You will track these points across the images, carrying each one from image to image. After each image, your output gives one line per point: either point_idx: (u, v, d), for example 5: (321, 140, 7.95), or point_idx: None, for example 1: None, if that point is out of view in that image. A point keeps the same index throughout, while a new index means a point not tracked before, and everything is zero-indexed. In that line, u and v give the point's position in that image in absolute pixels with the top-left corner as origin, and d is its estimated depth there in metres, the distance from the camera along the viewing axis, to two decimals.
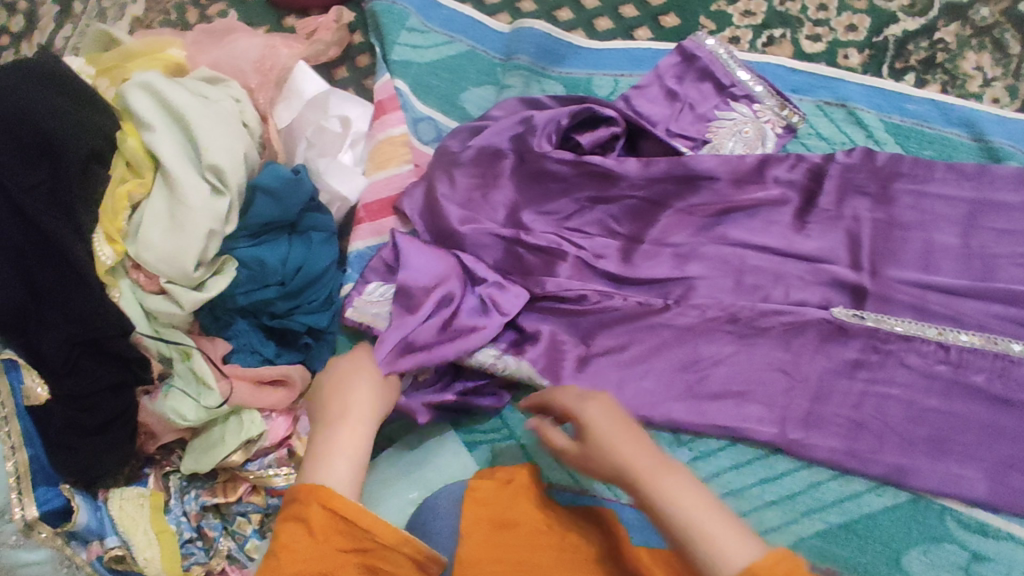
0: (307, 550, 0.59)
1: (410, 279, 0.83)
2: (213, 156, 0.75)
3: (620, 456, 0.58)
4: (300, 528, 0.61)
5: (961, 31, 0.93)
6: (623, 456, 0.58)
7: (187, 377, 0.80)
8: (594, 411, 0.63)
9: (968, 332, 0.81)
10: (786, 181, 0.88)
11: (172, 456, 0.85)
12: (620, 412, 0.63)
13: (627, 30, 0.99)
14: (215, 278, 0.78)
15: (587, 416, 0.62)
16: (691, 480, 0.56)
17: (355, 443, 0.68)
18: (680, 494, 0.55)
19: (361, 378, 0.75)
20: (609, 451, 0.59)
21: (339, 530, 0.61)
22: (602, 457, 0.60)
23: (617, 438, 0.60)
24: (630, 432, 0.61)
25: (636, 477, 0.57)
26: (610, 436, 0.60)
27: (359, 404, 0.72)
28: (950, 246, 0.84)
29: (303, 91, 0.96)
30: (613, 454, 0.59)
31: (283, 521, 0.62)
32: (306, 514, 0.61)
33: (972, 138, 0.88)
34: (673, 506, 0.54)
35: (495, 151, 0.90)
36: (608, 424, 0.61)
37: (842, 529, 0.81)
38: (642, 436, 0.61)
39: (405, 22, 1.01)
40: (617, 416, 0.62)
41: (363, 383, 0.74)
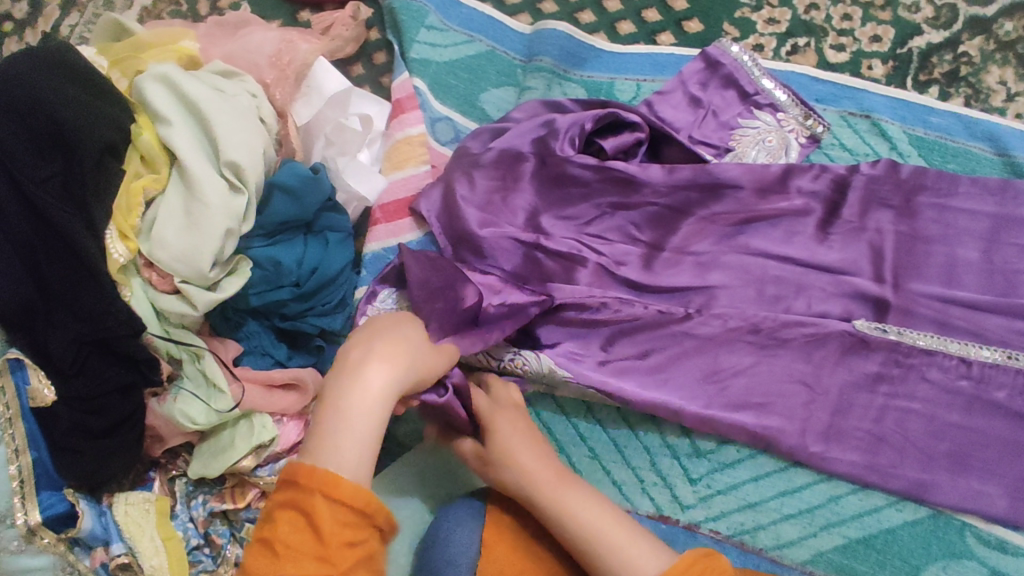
0: (311, 544, 0.56)
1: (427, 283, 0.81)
2: (231, 153, 0.73)
3: (531, 472, 0.67)
4: (300, 519, 0.57)
5: (985, 45, 0.93)
6: (535, 472, 0.68)
7: (197, 379, 0.77)
8: (503, 429, 0.71)
9: (991, 348, 0.79)
10: (810, 191, 0.86)
11: (179, 460, 0.83)
12: (521, 425, 0.72)
13: (650, 34, 0.98)
14: (230, 279, 0.76)
15: (501, 430, 0.70)
16: (594, 499, 0.67)
17: (366, 431, 0.61)
18: (587, 510, 0.65)
19: (380, 349, 0.65)
20: (521, 471, 0.68)
21: (343, 519, 0.57)
22: (512, 475, 0.68)
23: (528, 458, 0.68)
24: (537, 449, 0.70)
25: (541, 492, 0.67)
26: (519, 456, 0.68)
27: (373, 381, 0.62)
28: (972, 261, 0.83)
29: (323, 87, 0.91)
30: (516, 467, 0.68)
31: (281, 508, 0.58)
32: (308, 503, 0.57)
33: (995, 152, 0.87)
34: (579, 520, 0.64)
35: (516, 154, 0.88)
36: (513, 441, 0.69)
37: (861, 543, 0.81)
38: (542, 449, 0.70)
39: (424, 20, 0.99)
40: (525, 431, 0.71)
41: (377, 356, 0.64)
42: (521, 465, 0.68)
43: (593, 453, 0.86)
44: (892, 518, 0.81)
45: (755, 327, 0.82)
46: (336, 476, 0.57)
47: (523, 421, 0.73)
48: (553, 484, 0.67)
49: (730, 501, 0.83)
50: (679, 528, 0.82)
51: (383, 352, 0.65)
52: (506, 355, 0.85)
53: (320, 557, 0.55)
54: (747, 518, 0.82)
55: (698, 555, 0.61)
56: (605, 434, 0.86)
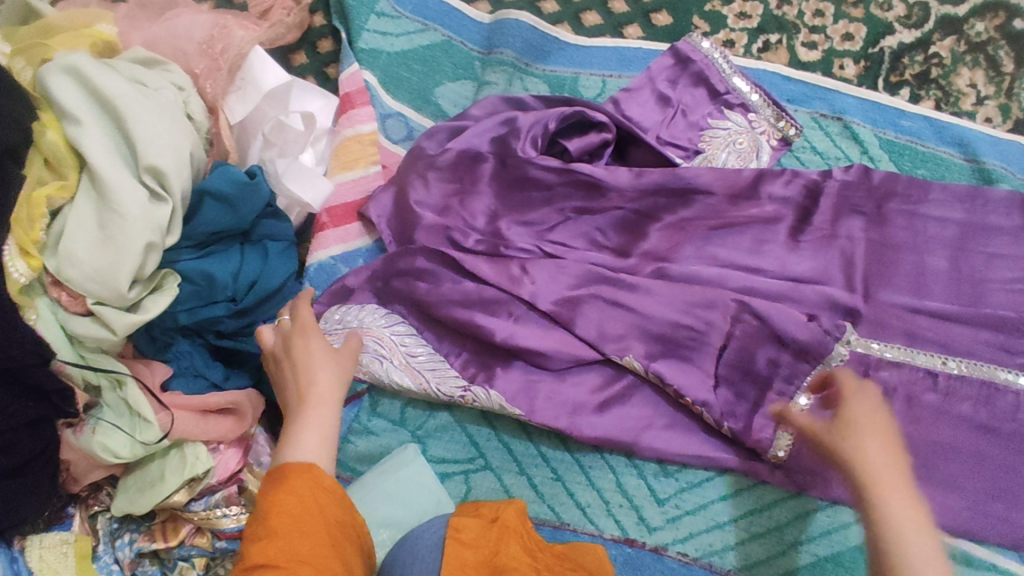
0: (297, 523, 0.51)
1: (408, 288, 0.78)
2: (152, 156, 0.65)
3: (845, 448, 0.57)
4: (292, 501, 0.53)
5: (956, 46, 0.90)
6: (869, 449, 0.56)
7: (119, 408, 0.70)
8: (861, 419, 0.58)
9: (957, 359, 0.76)
10: (781, 197, 0.82)
11: (101, 494, 0.75)
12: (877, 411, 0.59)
13: (616, 27, 0.93)
14: (153, 297, 0.68)
15: (857, 425, 0.58)
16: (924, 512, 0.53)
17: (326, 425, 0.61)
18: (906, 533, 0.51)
19: (324, 361, 0.66)
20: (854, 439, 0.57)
21: (325, 506, 0.54)
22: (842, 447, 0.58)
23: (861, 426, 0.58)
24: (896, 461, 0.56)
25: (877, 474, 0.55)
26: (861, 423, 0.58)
27: (324, 388, 0.64)
28: (940, 270, 0.79)
29: (260, 80, 0.82)
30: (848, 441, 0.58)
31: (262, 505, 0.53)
32: (296, 486, 0.54)
33: (964, 157, 0.85)
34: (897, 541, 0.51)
35: (475, 155, 0.82)
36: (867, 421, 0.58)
37: (830, 561, 0.74)
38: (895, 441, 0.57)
39: (374, 5, 0.92)
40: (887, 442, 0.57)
41: (326, 367, 0.65)
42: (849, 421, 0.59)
43: (556, 474, 0.79)
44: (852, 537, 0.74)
45: (724, 337, 0.75)
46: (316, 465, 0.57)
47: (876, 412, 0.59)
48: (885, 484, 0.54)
49: (699, 522, 0.76)
50: (646, 552, 0.76)
51: (308, 365, 0.65)
52: (456, 391, 0.77)
53: (305, 533, 0.51)
54: (716, 538, 0.76)
55: None
56: (567, 454, 0.79)
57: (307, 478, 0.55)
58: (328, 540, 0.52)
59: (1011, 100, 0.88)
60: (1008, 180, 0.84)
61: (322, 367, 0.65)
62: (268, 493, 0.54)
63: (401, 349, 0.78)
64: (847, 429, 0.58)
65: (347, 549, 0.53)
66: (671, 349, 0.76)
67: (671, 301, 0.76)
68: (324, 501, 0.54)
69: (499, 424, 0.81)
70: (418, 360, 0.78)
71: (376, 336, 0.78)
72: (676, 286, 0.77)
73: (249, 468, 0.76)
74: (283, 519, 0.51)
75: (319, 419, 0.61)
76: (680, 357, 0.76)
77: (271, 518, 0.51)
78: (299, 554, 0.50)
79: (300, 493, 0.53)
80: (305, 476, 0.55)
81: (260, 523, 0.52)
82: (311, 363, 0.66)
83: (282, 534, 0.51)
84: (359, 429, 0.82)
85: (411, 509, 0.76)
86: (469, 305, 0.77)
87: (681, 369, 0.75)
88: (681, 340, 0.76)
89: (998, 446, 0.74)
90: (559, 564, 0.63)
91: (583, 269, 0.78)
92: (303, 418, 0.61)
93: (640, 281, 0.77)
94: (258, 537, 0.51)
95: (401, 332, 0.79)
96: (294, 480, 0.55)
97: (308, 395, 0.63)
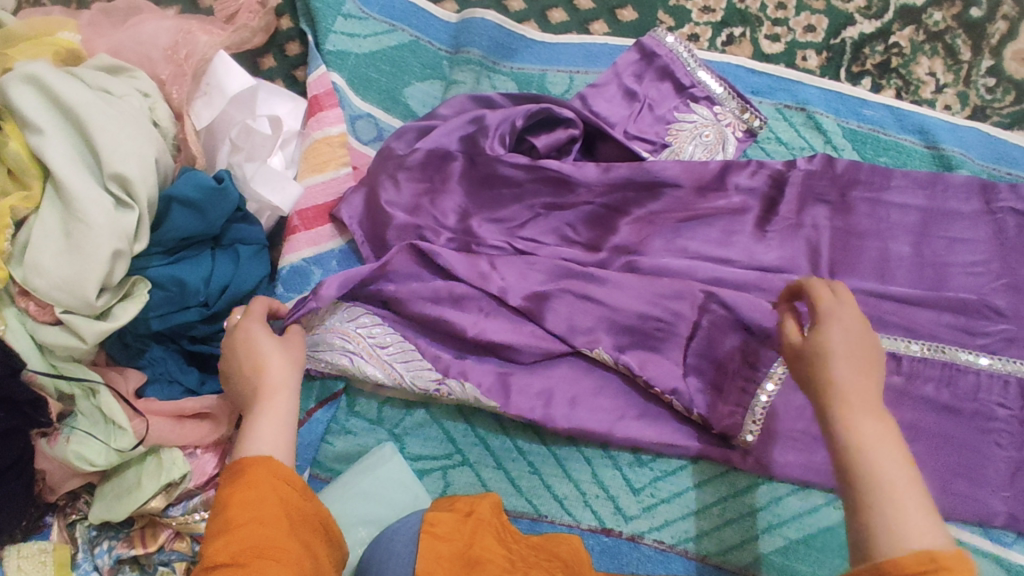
0: (257, 515, 0.53)
1: (380, 287, 0.79)
2: (117, 164, 0.65)
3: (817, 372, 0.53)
4: (250, 493, 0.55)
5: (915, 35, 0.92)
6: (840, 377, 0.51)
7: (93, 416, 0.70)
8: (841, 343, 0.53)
9: (920, 342, 0.77)
10: (747, 188, 0.83)
11: (79, 503, 0.75)
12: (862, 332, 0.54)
13: (583, 23, 0.94)
14: (124, 305, 0.68)
15: (832, 345, 0.53)
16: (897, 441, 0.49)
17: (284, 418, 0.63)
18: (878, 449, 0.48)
19: (274, 351, 0.67)
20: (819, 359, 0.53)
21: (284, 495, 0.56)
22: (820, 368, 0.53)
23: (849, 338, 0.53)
24: (872, 385, 0.51)
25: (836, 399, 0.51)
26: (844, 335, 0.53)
27: (279, 379, 0.65)
28: (904, 255, 0.81)
29: (225, 85, 0.81)
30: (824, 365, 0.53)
31: (225, 500, 0.55)
32: (252, 478, 0.56)
33: (925, 145, 0.87)
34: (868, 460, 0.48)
35: (443, 154, 0.82)
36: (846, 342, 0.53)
37: (801, 544, 0.76)
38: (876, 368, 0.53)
39: (340, 7, 0.92)
40: (860, 356, 0.52)
41: (277, 358, 0.67)
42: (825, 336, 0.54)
43: (533, 468, 0.80)
44: (822, 518, 0.76)
45: (692, 328, 0.77)
46: (271, 457, 0.58)
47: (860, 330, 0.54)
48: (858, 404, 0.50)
49: (674, 510, 0.78)
50: (623, 541, 0.77)
51: (259, 358, 0.66)
52: (431, 385, 0.78)
53: (264, 521, 0.53)
54: (690, 525, 0.77)
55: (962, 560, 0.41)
56: (544, 448, 0.80)
57: (263, 469, 0.57)
58: (286, 528, 0.54)
59: (969, 88, 0.90)
60: (967, 165, 0.86)
61: (276, 358, 0.67)
62: (227, 488, 0.56)
63: (368, 342, 0.78)
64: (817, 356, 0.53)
65: (306, 537, 0.56)
66: (642, 340, 0.77)
67: (641, 293, 0.78)
68: (281, 491, 0.56)
69: (476, 419, 0.81)
70: (386, 351, 0.78)
71: (341, 333, 0.78)
72: (646, 278, 0.78)
73: None
74: (240, 512, 0.54)
75: (275, 413, 0.63)
76: (651, 348, 0.77)
77: (230, 511, 0.54)
78: (260, 544, 0.52)
79: (257, 485, 0.56)
80: (261, 468, 0.57)
81: (219, 518, 0.54)
82: (260, 353, 0.67)
83: (244, 528, 0.53)
84: (336, 429, 0.82)
85: (389, 506, 0.77)
86: (442, 305, 0.78)
87: (652, 359, 0.77)
88: (652, 331, 0.77)
89: (962, 426, 0.76)
90: (534, 554, 0.64)
91: (553, 264, 0.79)
92: (260, 410, 0.63)
93: (611, 274, 0.78)
94: (220, 532, 0.53)
95: (366, 323, 0.79)
96: (250, 473, 0.57)
97: (262, 387, 0.64)
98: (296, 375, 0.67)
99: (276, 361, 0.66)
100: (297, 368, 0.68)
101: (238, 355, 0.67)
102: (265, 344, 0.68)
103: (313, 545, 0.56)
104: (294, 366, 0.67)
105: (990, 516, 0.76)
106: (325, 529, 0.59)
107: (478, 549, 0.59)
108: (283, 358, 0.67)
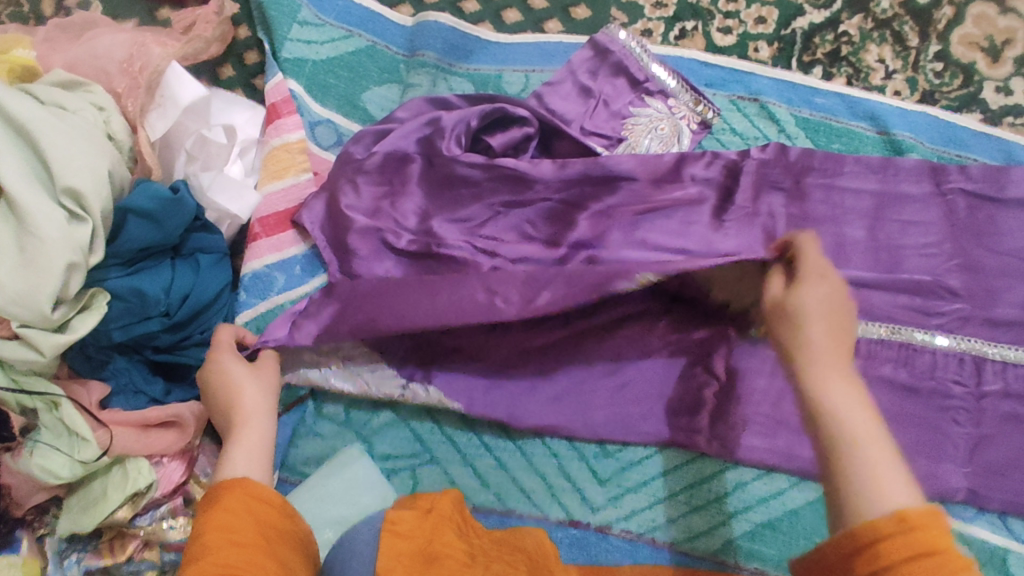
0: (232, 536, 0.55)
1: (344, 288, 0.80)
2: (69, 178, 0.65)
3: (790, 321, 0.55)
4: (225, 515, 0.57)
5: (863, 24, 0.94)
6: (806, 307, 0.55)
7: (57, 429, 0.70)
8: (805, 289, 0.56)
9: (876, 324, 0.79)
10: (703, 179, 0.85)
11: (47, 516, 0.73)
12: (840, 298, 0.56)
13: (537, 22, 0.95)
14: (82, 316, 0.68)
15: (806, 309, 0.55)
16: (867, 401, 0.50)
17: (262, 440, 0.68)
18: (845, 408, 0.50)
19: (247, 381, 0.72)
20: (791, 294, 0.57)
21: (256, 511, 0.58)
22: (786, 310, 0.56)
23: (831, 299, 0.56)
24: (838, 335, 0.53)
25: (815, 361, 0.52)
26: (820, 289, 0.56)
27: (255, 404, 0.70)
28: (859, 239, 0.82)
29: (178, 96, 0.82)
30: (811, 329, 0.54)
31: (199, 528, 0.57)
32: (224, 501, 0.58)
33: (876, 130, 0.88)
34: (835, 417, 0.49)
35: (402, 156, 0.83)
36: (826, 300, 0.55)
37: (767, 528, 0.77)
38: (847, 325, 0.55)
39: (296, 15, 0.93)
40: (833, 311, 0.54)
41: (251, 386, 0.72)
42: (808, 301, 0.55)
43: (500, 463, 0.81)
44: (783, 502, 0.77)
45: None
46: (246, 479, 0.61)
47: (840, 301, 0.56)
48: (821, 356, 0.52)
49: (640, 499, 0.79)
50: (591, 532, 0.78)
51: (232, 387, 0.71)
52: (395, 389, 0.80)
53: (237, 541, 0.55)
54: (657, 514, 0.78)
55: (937, 525, 0.43)
56: (510, 443, 0.81)
57: (235, 490, 0.59)
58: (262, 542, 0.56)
59: (918, 73, 0.92)
60: (918, 149, 0.87)
61: (249, 386, 0.72)
62: (203, 516, 0.58)
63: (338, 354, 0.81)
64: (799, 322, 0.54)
65: (281, 548, 0.57)
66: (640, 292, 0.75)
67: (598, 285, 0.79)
68: (251, 507, 0.58)
69: (443, 418, 0.82)
70: (355, 362, 0.81)
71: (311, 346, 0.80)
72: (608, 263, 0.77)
73: (195, 478, 0.78)
74: (213, 535, 0.55)
75: (255, 434, 0.68)
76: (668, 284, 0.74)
77: (203, 536, 0.55)
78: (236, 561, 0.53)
79: (232, 509, 0.57)
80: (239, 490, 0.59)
81: (194, 543, 0.55)
82: (233, 382, 0.72)
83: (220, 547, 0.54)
84: (304, 432, 0.83)
85: (355, 506, 0.77)
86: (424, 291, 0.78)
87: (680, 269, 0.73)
88: None
89: (919, 404, 0.78)
90: (496, 548, 0.65)
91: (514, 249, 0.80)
92: (238, 435, 0.67)
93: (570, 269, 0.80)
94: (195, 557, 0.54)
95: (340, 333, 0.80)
96: (224, 497, 0.59)
97: (237, 413, 0.69)
98: (270, 401, 0.72)
99: (250, 387, 0.72)
100: (269, 394, 0.73)
101: (213, 383, 0.72)
102: (238, 372, 0.72)
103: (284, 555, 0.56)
104: (266, 391, 0.73)
105: (950, 493, 0.77)
106: (303, 542, 0.60)
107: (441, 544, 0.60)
108: (256, 387, 0.72)
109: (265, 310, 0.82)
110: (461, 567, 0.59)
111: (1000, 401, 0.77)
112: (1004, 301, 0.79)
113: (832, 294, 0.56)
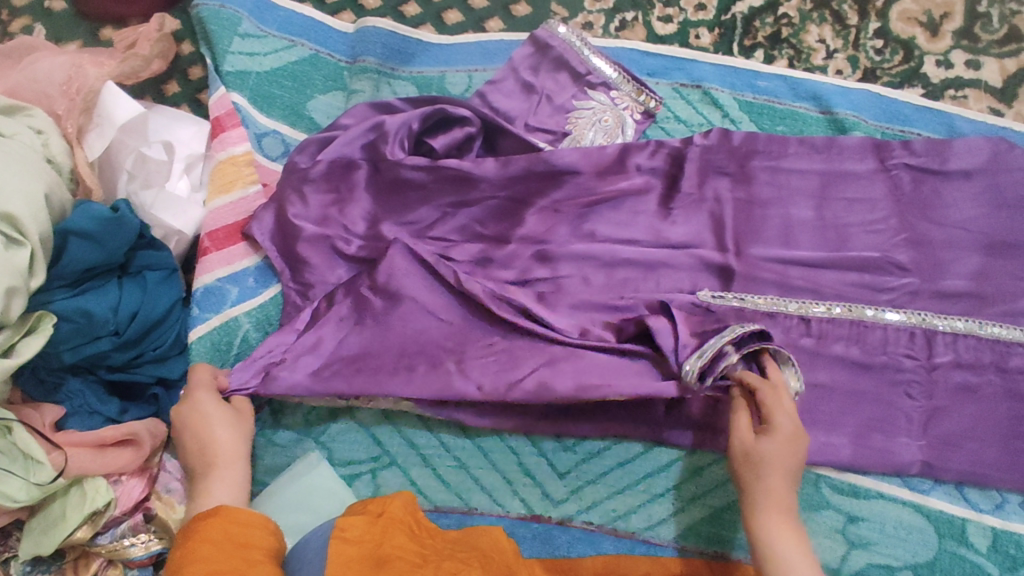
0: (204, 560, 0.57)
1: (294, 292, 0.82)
2: (4, 203, 0.66)
3: (748, 456, 0.66)
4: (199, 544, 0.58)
5: (802, 6, 0.95)
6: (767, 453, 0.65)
7: (12, 453, 0.70)
8: (766, 440, 0.65)
9: (827, 303, 0.78)
10: (649, 168, 0.85)
11: (11, 540, 0.75)
12: (798, 447, 0.65)
13: (478, 22, 0.97)
14: (27, 339, 0.69)
15: (766, 456, 0.65)
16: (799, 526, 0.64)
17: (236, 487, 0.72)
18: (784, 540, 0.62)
19: (224, 426, 0.74)
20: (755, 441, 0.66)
21: (226, 536, 0.60)
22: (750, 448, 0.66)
23: (788, 442, 0.65)
24: (785, 490, 0.65)
25: (759, 497, 0.65)
26: (780, 439, 0.65)
27: (230, 451, 0.74)
28: (806, 219, 0.82)
29: (113, 115, 0.82)
30: (768, 473, 0.65)
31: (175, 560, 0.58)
32: (197, 534, 0.60)
33: (819, 110, 0.89)
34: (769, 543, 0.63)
35: (347, 163, 0.83)
36: (784, 446, 0.65)
37: (727, 511, 0.78)
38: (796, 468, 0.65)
39: (237, 27, 0.93)
40: (789, 460, 0.65)
41: (227, 433, 0.74)
42: (768, 445, 0.65)
43: (459, 462, 0.81)
44: None
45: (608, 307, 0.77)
46: (216, 509, 0.62)
47: (794, 439, 0.65)
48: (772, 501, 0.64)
49: (600, 491, 0.79)
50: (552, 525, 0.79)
51: (210, 433, 0.73)
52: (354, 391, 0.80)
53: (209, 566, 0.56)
54: (617, 504, 0.79)
55: None
56: (469, 442, 0.81)
57: (203, 522, 0.61)
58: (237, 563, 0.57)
59: (858, 51, 0.93)
60: (860, 127, 0.88)
61: (226, 432, 0.74)
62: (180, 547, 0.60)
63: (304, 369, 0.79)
64: (753, 462, 0.65)
65: (252, 559, 0.58)
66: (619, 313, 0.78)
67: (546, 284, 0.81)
68: (220, 533, 0.60)
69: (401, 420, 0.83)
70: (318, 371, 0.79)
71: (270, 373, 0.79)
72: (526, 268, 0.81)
73: (157, 494, 0.78)
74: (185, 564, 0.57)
75: (229, 479, 0.72)
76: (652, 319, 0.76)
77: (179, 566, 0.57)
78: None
79: (204, 536, 0.59)
80: (216, 518, 0.61)
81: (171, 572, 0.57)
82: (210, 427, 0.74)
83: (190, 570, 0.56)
84: (262, 442, 0.83)
85: (312, 513, 0.79)
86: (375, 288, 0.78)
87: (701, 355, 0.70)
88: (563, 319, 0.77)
89: (872, 380, 0.78)
90: (449, 547, 0.65)
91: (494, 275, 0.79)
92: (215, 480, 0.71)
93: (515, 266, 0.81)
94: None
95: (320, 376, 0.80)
96: (195, 530, 0.60)
97: (216, 458, 0.73)
98: (245, 444, 0.75)
99: (226, 433, 0.74)
100: (246, 438, 0.76)
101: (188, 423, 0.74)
102: (216, 418, 0.74)
103: (247, 566, 0.57)
104: (241, 437, 0.75)
105: (906, 466, 0.77)
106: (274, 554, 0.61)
107: (390, 545, 0.60)
108: (234, 434, 0.75)
109: (219, 325, 0.82)
110: (411, 568, 0.59)
111: (952, 372, 0.77)
112: (951, 273, 0.79)
113: (785, 437, 0.65)
